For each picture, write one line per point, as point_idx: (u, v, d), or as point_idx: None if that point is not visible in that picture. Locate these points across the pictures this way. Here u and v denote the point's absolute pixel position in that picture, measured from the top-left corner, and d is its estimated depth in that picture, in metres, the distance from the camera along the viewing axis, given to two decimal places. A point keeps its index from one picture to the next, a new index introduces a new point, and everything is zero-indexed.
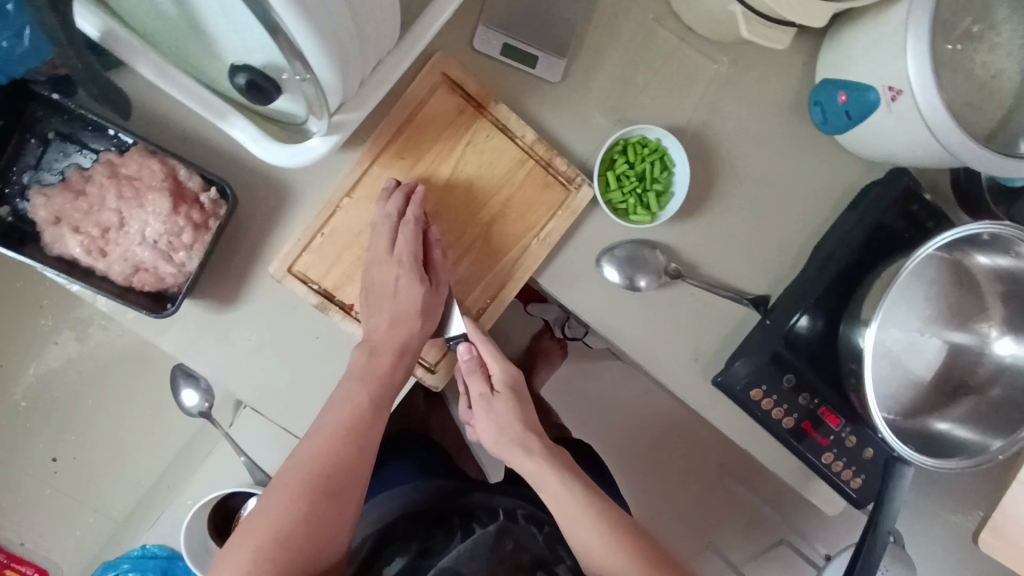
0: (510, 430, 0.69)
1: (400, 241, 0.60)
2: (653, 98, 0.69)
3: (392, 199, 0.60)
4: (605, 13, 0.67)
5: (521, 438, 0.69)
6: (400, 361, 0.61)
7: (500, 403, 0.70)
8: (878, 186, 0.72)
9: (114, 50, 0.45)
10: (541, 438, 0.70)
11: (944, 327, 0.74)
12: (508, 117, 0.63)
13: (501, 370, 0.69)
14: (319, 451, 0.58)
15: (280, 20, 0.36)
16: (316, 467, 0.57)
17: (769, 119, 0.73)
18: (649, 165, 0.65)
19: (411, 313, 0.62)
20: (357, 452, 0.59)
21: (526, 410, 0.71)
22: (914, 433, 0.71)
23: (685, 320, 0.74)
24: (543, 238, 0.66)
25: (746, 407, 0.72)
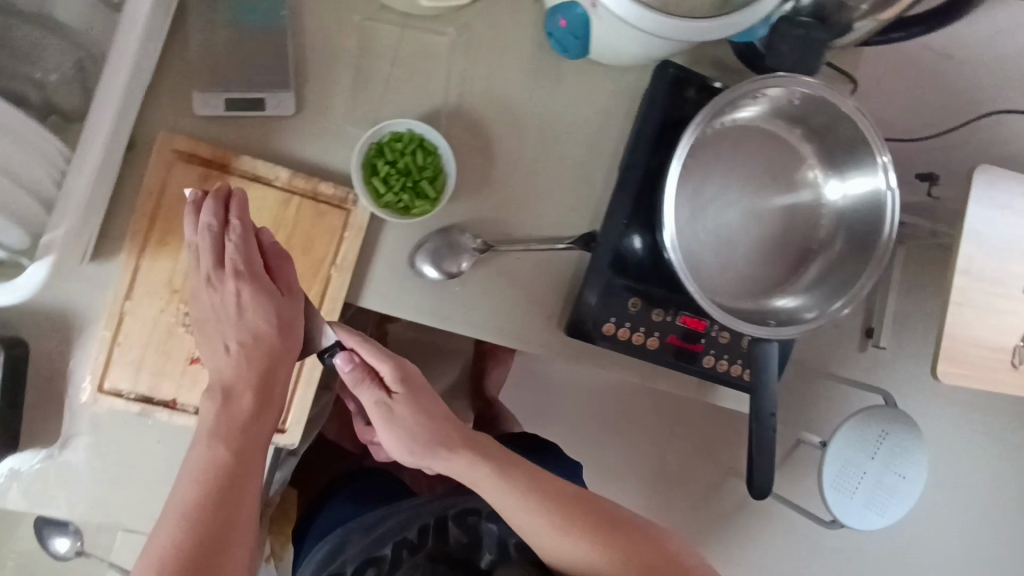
0: (420, 432, 0.65)
1: (223, 254, 0.57)
2: (398, 91, 0.69)
3: (195, 216, 0.58)
4: (315, 31, 0.67)
5: (438, 437, 0.66)
6: (259, 394, 0.57)
7: (403, 406, 0.65)
8: (650, 87, 0.71)
9: None
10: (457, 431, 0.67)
11: (766, 193, 0.73)
12: (253, 165, 0.63)
13: (389, 369, 0.65)
14: (173, 541, 0.52)
15: None
16: (196, 527, 0.52)
17: (523, 66, 0.72)
18: (409, 156, 0.65)
19: (266, 323, 0.57)
20: (224, 516, 0.54)
21: (434, 403, 0.67)
22: (775, 306, 0.71)
23: (521, 288, 0.73)
24: (340, 263, 0.66)
25: (606, 344, 0.71)
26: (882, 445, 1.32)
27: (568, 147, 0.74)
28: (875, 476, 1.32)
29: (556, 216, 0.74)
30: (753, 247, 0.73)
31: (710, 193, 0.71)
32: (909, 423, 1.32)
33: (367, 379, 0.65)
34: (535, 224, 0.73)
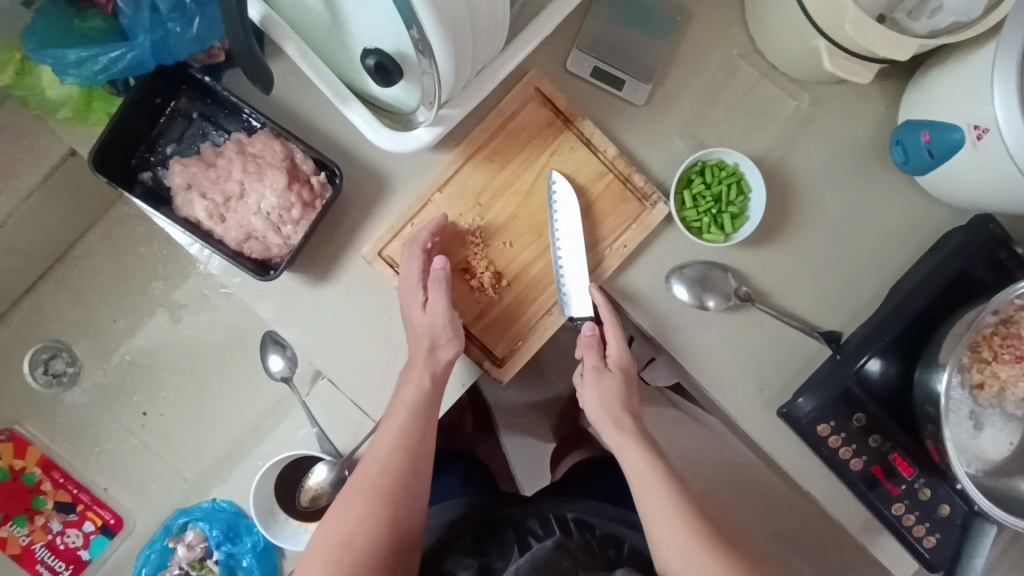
0: (609, 405, 0.71)
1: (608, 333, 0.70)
2: (733, 128, 0.72)
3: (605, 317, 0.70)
4: (691, 44, 0.71)
5: (616, 415, 0.71)
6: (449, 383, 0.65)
7: (609, 381, 0.71)
8: (961, 232, 0.71)
9: (268, 31, 0.53)
10: (634, 420, 0.71)
11: None
12: (593, 132, 0.68)
13: (618, 353, 0.72)
14: (382, 462, 0.64)
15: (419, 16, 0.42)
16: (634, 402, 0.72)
17: (849, 159, 0.74)
18: (726, 187, 0.68)
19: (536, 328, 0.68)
20: (413, 449, 0.65)
21: (630, 392, 0.72)
22: (998, 493, 0.68)
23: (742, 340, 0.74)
24: (615, 249, 0.69)
25: (812, 442, 0.71)
26: None
27: (852, 250, 0.75)
28: None
29: (809, 304, 0.75)
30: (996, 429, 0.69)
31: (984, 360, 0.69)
32: None
33: (598, 350, 0.71)
34: (788, 299, 0.74)
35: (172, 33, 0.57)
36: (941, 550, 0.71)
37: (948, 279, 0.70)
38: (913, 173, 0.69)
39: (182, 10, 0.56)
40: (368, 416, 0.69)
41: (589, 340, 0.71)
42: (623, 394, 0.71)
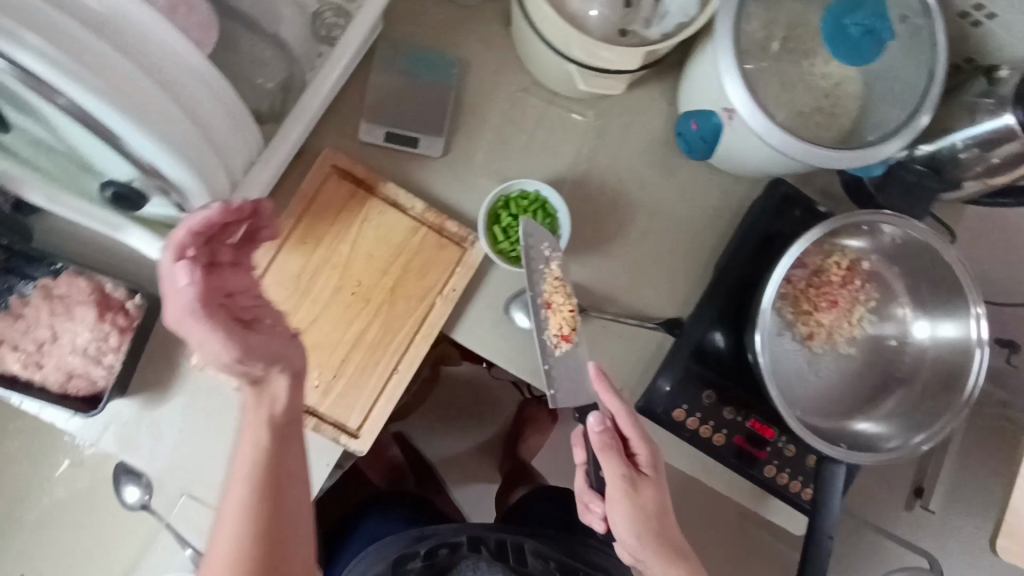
0: (645, 519, 0.65)
1: (624, 428, 0.65)
2: (533, 155, 0.76)
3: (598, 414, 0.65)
4: (474, 89, 0.75)
5: (659, 529, 0.66)
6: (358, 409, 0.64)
7: (646, 485, 0.66)
8: (759, 200, 0.76)
9: (9, 186, 0.53)
10: (670, 523, 0.67)
11: (847, 311, 0.74)
12: (396, 192, 0.70)
13: (641, 445, 0.66)
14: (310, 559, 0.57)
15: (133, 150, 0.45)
16: (664, 501, 0.67)
17: (650, 157, 0.78)
18: (530, 214, 0.72)
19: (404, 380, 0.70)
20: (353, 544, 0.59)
21: (658, 486, 0.67)
22: (836, 433, 0.71)
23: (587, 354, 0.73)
24: (445, 295, 0.72)
25: (672, 428, 0.72)
26: None
27: (675, 238, 0.78)
28: None
29: (647, 298, 0.77)
30: (824, 366, 0.73)
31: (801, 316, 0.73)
32: None
33: (613, 449, 0.65)
34: (627, 300, 0.77)
35: None
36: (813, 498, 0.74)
37: (757, 245, 0.74)
38: (701, 159, 0.74)
39: None
40: None
41: (601, 441, 0.65)
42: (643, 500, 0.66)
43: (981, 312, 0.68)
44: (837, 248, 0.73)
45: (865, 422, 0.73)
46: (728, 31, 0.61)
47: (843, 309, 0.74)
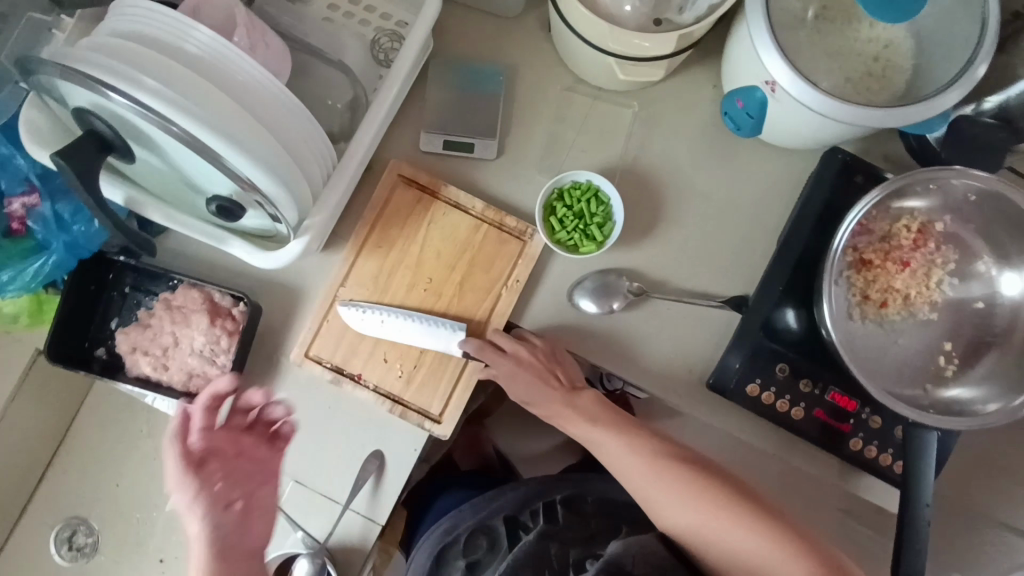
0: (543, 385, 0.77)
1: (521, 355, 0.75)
2: (584, 150, 0.80)
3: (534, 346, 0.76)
4: (523, 94, 0.81)
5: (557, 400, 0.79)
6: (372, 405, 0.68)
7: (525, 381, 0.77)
8: (817, 170, 0.75)
9: (137, 208, 0.62)
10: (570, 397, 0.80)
11: (928, 275, 0.71)
12: (457, 194, 0.76)
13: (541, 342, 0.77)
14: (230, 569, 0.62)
15: (233, 167, 0.54)
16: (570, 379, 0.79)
17: (702, 138, 0.79)
18: (585, 203, 0.75)
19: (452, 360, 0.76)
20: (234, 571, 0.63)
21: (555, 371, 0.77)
22: (927, 402, 0.68)
23: (890, 346, 0.71)
24: (510, 286, 0.76)
25: (748, 405, 0.72)
26: None
27: (731, 217, 0.79)
28: None
29: (708, 277, 0.78)
30: (903, 335, 0.71)
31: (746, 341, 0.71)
32: None
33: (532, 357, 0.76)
34: (687, 280, 0.79)
35: (80, 233, 0.69)
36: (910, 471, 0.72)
37: (818, 215, 0.74)
38: (751, 135, 0.75)
39: (71, 225, 0.69)
40: (337, 500, 0.78)
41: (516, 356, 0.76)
42: (732, 508, 0.69)
43: None
44: (906, 212, 0.71)
45: (956, 390, 0.69)
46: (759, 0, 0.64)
47: (925, 276, 0.71)
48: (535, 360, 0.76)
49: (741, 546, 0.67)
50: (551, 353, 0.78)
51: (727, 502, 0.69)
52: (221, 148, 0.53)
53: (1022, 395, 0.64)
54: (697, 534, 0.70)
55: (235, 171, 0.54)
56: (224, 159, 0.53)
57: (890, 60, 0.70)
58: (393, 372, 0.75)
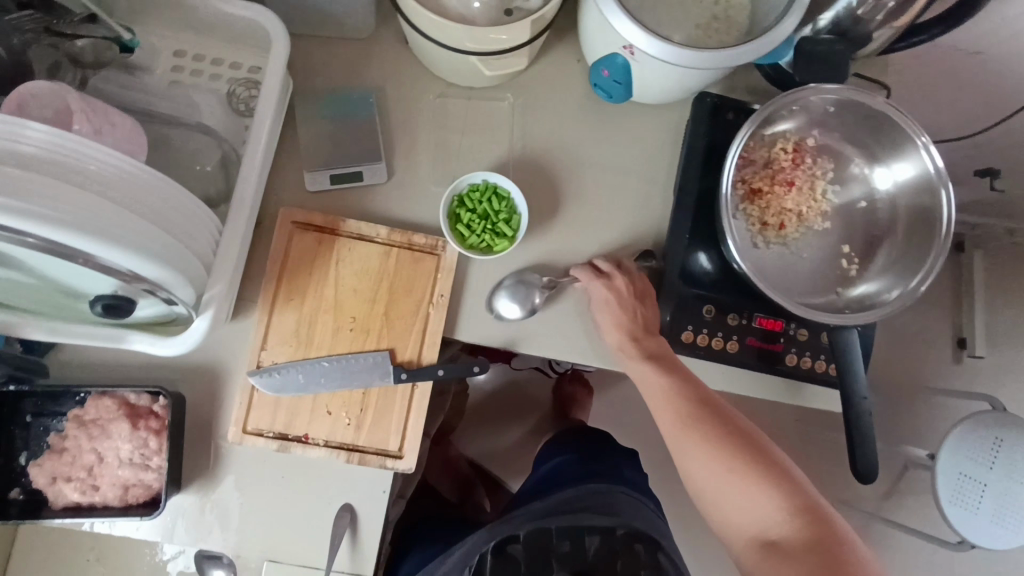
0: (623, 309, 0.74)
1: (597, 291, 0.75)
2: (472, 150, 0.80)
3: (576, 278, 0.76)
4: (398, 111, 0.80)
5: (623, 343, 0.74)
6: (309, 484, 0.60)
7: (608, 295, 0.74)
8: (691, 117, 0.79)
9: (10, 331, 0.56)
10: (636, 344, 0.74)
11: (813, 189, 0.76)
12: (358, 226, 0.75)
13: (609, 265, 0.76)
14: None
15: (113, 263, 0.50)
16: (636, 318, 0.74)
17: (580, 112, 0.81)
18: (486, 203, 0.75)
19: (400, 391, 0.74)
20: None
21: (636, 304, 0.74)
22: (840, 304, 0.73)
23: (797, 260, 0.75)
24: (436, 303, 0.75)
25: (686, 351, 0.76)
26: (999, 455, 1.23)
27: (627, 181, 0.81)
28: (997, 487, 1.23)
29: (621, 243, 0.80)
30: (806, 248, 0.76)
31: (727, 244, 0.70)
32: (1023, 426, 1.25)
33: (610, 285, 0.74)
34: (602, 251, 0.80)
35: None
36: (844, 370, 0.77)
37: (703, 158, 0.77)
38: (625, 99, 0.77)
39: None
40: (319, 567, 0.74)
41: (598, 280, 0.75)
42: (744, 473, 0.65)
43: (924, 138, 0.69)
44: (780, 136, 0.76)
45: (864, 285, 0.74)
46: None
47: (810, 190, 0.76)
48: (627, 295, 0.74)
49: (743, 508, 0.64)
50: (641, 288, 0.75)
51: (729, 462, 0.66)
52: (95, 248, 0.48)
53: (917, 276, 0.70)
54: (711, 485, 0.66)
55: (116, 266, 0.50)
56: (100, 258, 0.49)
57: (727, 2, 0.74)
58: (341, 421, 0.72)
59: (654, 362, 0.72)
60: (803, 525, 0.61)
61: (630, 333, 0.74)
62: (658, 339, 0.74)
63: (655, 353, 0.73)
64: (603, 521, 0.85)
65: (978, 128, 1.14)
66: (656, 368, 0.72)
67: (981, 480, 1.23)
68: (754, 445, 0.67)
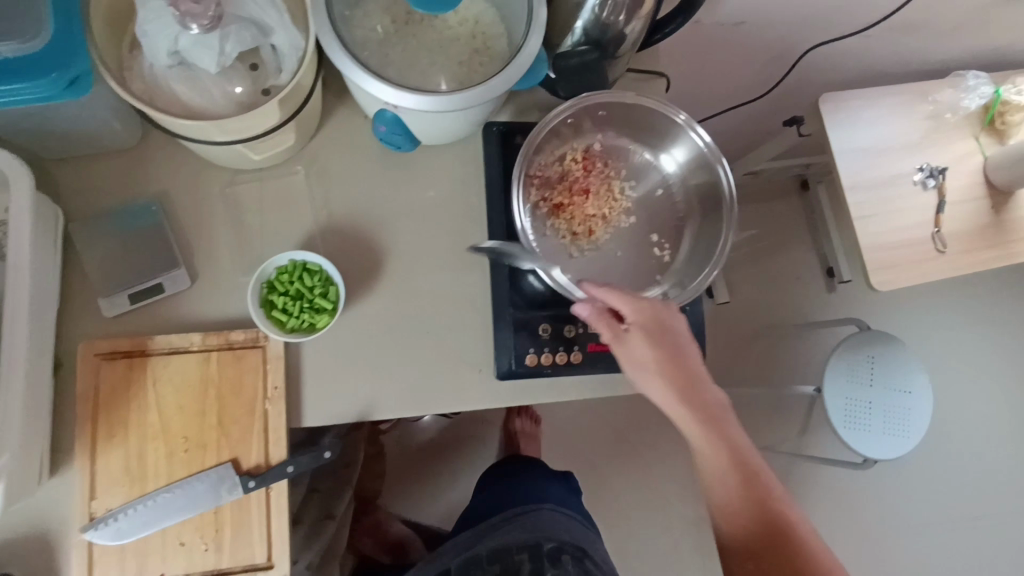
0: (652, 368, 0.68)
1: (638, 341, 0.68)
2: (275, 231, 0.78)
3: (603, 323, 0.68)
4: (187, 210, 0.76)
5: (660, 370, 0.68)
6: None
7: (637, 339, 0.68)
8: (484, 148, 0.80)
9: None
10: (676, 368, 0.68)
11: (609, 189, 0.79)
12: (167, 340, 0.71)
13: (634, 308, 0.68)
14: None
15: None
16: (677, 355, 0.68)
17: (378, 167, 0.81)
18: (298, 282, 0.73)
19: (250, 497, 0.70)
20: None
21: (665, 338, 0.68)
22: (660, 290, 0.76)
23: (612, 260, 0.78)
24: (271, 396, 0.72)
25: (534, 374, 0.76)
26: (875, 372, 1.33)
27: (441, 222, 0.81)
28: (881, 402, 1.32)
29: (450, 283, 0.80)
30: (617, 246, 0.79)
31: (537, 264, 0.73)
32: (887, 340, 1.35)
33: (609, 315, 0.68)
34: (434, 296, 0.80)
35: None
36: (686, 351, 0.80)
37: (503, 185, 0.79)
38: (415, 145, 0.77)
39: None
40: None
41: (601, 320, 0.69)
42: (743, 476, 0.69)
43: (690, 120, 0.73)
44: (566, 148, 0.79)
45: (675, 268, 0.78)
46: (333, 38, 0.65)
47: (607, 192, 0.79)
48: (655, 330, 0.68)
49: (733, 513, 0.70)
50: (661, 323, 0.68)
51: (740, 483, 0.69)
52: None
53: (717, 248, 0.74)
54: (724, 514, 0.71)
55: None
56: None
57: (483, 35, 0.77)
58: (197, 545, 0.68)
59: (678, 391, 0.68)
60: (757, 534, 0.69)
61: (660, 353, 0.68)
62: (688, 354, 0.70)
63: (671, 355, 0.68)
64: (530, 535, 0.93)
65: (773, 85, 1.23)
66: (685, 388, 0.68)
67: (866, 400, 1.31)
68: (751, 470, 0.69)
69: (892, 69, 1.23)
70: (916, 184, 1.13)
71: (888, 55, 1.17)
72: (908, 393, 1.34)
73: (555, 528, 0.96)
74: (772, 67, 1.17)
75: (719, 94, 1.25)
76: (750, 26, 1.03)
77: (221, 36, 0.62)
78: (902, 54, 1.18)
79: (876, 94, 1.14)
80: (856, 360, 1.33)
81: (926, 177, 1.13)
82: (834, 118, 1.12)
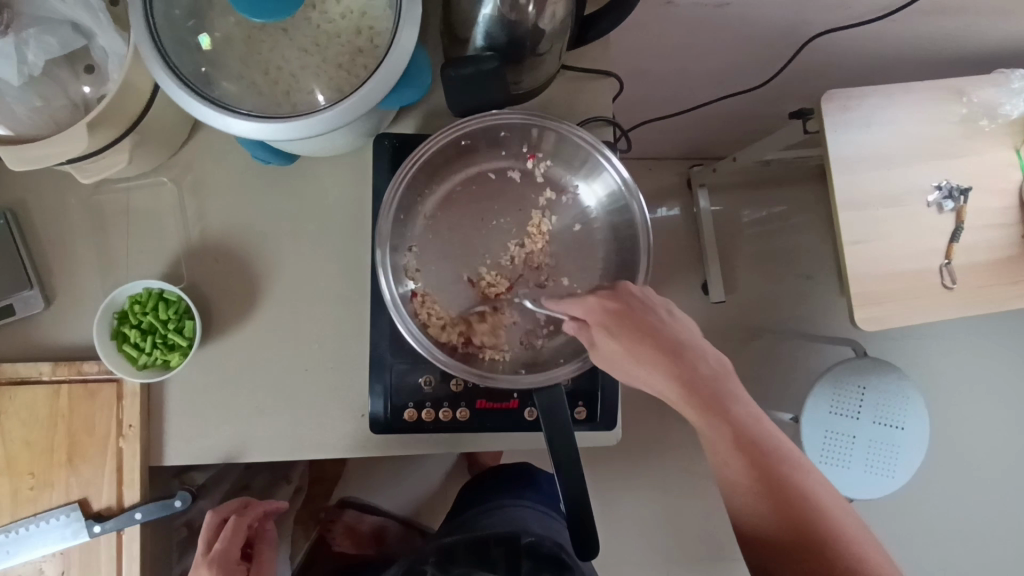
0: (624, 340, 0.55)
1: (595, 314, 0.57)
2: (141, 249, 0.70)
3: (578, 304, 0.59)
4: (46, 223, 0.69)
5: (628, 354, 0.55)
6: None
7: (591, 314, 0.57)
8: (373, 165, 0.69)
9: None
10: (647, 343, 0.55)
11: (516, 220, 0.69)
12: (13, 369, 0.66)
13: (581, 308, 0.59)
14: None
15: None
16: (637, 325, 0.56)
17: (257, 179, 0.71)
18: (150, 314, 0.66)
19: (101, 543, 0.67)
20: None
21: (619, 312, 0.57)
22: (559, 348, 0.66)
23: (512, 307, 0.68)
24: (127, 433, 0.67)
25: (413, 430, 0.68)
26: (864, 404, 1.19)
27: (326, 246, 0.72)
28: (866, 437, 1.19)
29: (332, 317, 0.71)
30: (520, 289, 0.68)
31: (417, 301, 0.65)
32: (884, 369, 1.20)
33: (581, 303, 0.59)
34: (313, 331, 0.71)
35: None
36: (590, 412, 0.70)
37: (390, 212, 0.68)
38: (287, 159, 0.67)
39: None
40: None
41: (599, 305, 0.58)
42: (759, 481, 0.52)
43: (596, 142, 0.61)
44: (469, 171, 0.69)
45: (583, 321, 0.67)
46: (146, 47, 0.53)
47: (514, 225, 0.69)
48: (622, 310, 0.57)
49: (757, 519, 0.53)
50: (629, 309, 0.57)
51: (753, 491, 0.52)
52: None
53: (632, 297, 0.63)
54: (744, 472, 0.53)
55: None
56: None
57: (369, 26, 0.62)
58: None
59: (688, 386, 0.54)
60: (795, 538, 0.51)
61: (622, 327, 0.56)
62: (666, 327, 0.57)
63: (648, 334, 0.55)
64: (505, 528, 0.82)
65: (776, 71, 1.04)
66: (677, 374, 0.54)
67: (849, 433, 1.18)
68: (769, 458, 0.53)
69: (929, 56, 1.01)
70: (929, 206, 0.95)
71: (918, 42, 0.97)
72: (901, 429, 1.19)
73: (528, 521, 0.85)
74: (773, 53, 0.98)
75: (711, 80, 1.07)
76: (739, 7, 0.84)
77: (18, 42, 0.55)
78: (940, 39, 0.97)
79: (897, 92, 0.94)
80: (851, 384, 1.19)
81: (942, 198, 0.95)
82: (844, 119, 0.92)
